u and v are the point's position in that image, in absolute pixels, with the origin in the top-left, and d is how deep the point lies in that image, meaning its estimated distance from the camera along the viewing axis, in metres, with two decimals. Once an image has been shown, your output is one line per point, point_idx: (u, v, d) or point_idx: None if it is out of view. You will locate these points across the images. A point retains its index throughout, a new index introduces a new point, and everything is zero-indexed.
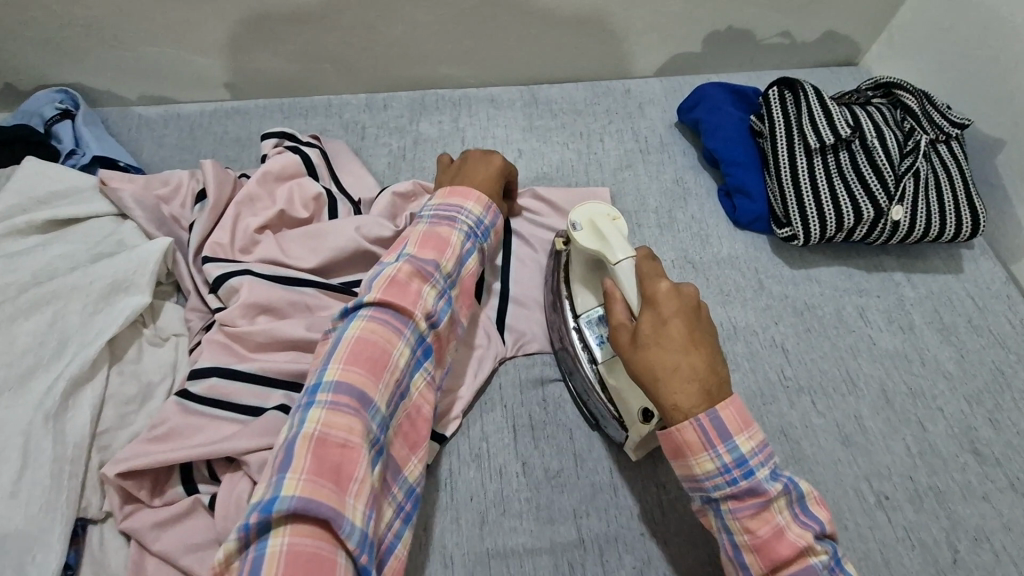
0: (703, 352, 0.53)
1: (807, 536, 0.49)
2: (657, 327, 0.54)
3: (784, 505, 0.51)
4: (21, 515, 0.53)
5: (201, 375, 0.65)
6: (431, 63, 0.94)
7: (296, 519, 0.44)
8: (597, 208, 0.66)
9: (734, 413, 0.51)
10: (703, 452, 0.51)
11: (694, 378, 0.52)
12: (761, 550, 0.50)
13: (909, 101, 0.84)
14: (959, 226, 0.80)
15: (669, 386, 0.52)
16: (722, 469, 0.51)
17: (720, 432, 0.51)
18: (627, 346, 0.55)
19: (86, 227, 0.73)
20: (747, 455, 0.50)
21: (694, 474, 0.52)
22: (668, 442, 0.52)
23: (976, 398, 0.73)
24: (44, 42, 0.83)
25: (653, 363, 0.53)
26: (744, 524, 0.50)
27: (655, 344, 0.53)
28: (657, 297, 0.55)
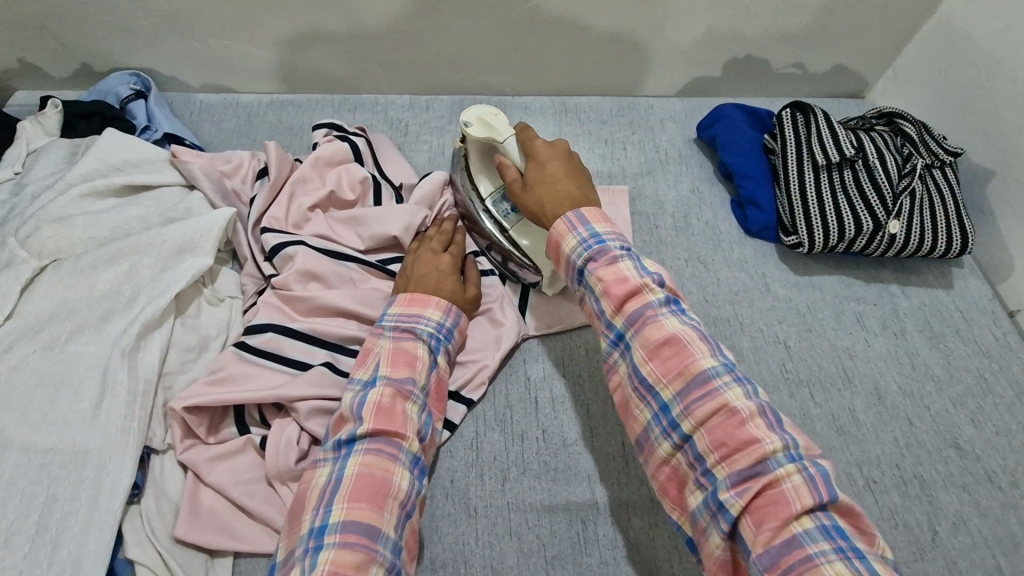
0: (576, 181, 0.71)
1: (688, 331, 0.57)
2: (541, 171, 0.72)
3: (673, 317, 0.58)
4: (101, 435, 0.60)
5: (257, 331, 0.71)
6: (472, 71, 1.02)
7: (365, 452, 0.58)
8: (482, 107, 0.79)
9: (594, 211, 0.66)
10: (569, 235, 0.65)
11: (567, 198, 0.69)
12: (648, 346, 0.57)
13: (909, 129, 0.92)
14: (950, 243, 0.88)
15: (552, 206, 0.69)
16: (582, 243, 0.64)
17: (581, 219, 0.65)
18: (519, 190, 0.73)
19: (157, 194, 0.80)
20: (604, 235, 0.64)
21: (568, 258, 0.65)
22: (550, 243, 0.68)
23: (960, 401, 0.80)
24: (124, 30, 0.92)
25: (539, 193, 0.70)
26: (628, 319, 0.59)
27: (539, 184, 0.71)
28: (540, 148, 0.74)
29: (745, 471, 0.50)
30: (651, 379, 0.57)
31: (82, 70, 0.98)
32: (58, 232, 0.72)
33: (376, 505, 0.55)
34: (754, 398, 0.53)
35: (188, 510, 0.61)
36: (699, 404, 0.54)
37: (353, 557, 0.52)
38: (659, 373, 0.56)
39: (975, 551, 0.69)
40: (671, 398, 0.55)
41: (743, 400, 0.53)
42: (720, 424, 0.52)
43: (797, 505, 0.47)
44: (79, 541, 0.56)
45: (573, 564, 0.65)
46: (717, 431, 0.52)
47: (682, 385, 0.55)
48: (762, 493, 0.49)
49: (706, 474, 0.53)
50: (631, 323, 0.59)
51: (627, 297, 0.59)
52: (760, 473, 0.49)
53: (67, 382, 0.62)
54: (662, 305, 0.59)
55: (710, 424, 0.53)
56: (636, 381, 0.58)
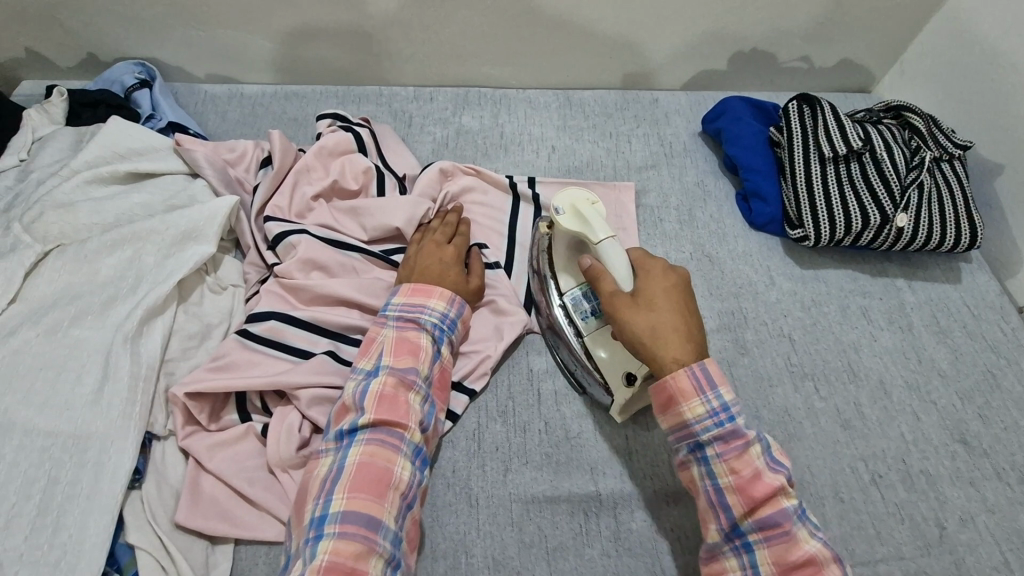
0: (693, 325, 0.63)
1: (777, 475, 0.56)
2: (655, 290, 0.64)
3: (758, 448, 0.57)
4: (103, 420, 0.60)
5: (260, 318, 0.71)
6: (476, 63, 1.02)
7: (366, 442, 0.58)
8: (579, 194, 0.71)
9: (718, 369, 0.59)
10: (694, 398, 0.57)
11: (682, 333, 0.61)
12: (739, 484, 0.56)
13: (916, 122, 0.92)
14: (958, 236, 0.87)
15: (667, 345, 0.60)
16: (711, 413, 0.57)
17: (710, 380, 0.58)
18: (625, 305, 0.63)
19: (161, 181, 0.80)
20: (731, 404, 0.57)
21: (684, 421, 0.58)
22: (660, 392, 0.59)
23: (967, 396, 0.79)
24: (129, 19, 0.92)
25: (644, 318, 0.62)
26: (728, 465, 0.56)
27: (651, 307, 0.63)
28: (651, 271, 0.66)
29: None
30: (736, 513, 0.56)
31: (88, 59, 0.98)
32: (62, 217, 0.72)
33: (377, 496, 0.55)
34: (824, 541, 0.55)
35: (189, 496, 0.61)
36: (779, 543, 0.54)
37: (352, 547, 0.52)
38: (743, 507, 0.55)
39: (981, 547, 0.68)
40: (751, 532, 0.55)
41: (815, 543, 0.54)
42: None
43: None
44: (79, 524, 0.56)
45: (574, 556, 0.64)
46: (792, 569, 0.54)
47: (768, 526, 0.55)
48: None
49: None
50: (718, 448, 0.57)
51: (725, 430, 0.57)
52: None
53: (70, 367, 0.62)
54: (754, 441, 0.57)
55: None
56: (712, 498, 0.57)
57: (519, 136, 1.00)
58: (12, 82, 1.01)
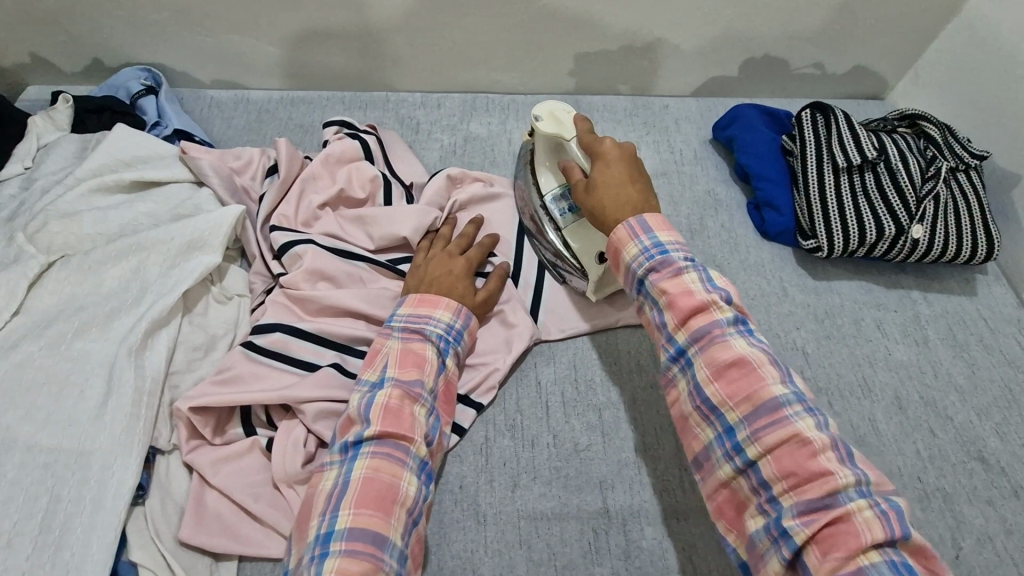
0: (638, 185, 0.67)
1: (756, 354, 0.54)
2: (605, 172, 0.68)
3: (740, 338, 0.55)
4: (106, 434, 0.59)
5: (266, 330, 0.70)
6: (484, 69, 1.01)
7: (372, 456, 0.57)
8: (558, 105, 0.79)
9: (656, 218, 0.62)
10: (631, 243, 0.61)
11: (627, 202, 0.65)
12: (714, 364, 0.54)
13: (932, 131, 0.90)
14: (975, 249, 0.85)
15: (610, 210, 0.65)
16: (644, 252, 0.60)
17: (644, 226, 0.61)
18: (582, 191, 0.69)
19: (166, 190, 0.79)
20: (667, 244, 0.60)
21: (626, 267, 0.62)
22: (610, 249, 0.64)
23: (985, 412, 0.78)
24: (136, 25, 0.91)
25: (599, 196, 0.66)
26: (691, 337, 0.56)
27: (601, 187, 0.67)
28: (603, 151, 0.70)
29: (813, 500, 0.47)
30: (707, 389, 0.54)
31: (94, 64, 0.98)
32: (67, 227, 0.71)
33: (383, 512, 0.54)
34: (814, 416, 0.51)
35: (193, 512, 0.60)
36: (766, 429, 0.51)
37: (359, 566, 0.51)
38: (724, 392, 0.53)
39: (1001, 569, 0.67)
40: (740, 425, 0.52)
41: (812, 429, 0.50)
42: (791, 451, 0.49)
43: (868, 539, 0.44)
44: (82, 542, 0.55)
45: (584, 575, 0.63)
46: (777, 446, 0.50)
47: (752, 409, 0.52)
48: (842, 549, 0.45)
49: (769, 501, 0.50)
50: (695, 340, 0.56)
51: (693, 310, 0.56)
52: (830, 506, 0.47)
53: (73, 380, 0.62)
54: (732, 328, 0.55)
55: (774, 448, 0.50)
56: (699, 400, 0.55)
57: (527, 143, 0.99)
58: (18, 87, 1.01)
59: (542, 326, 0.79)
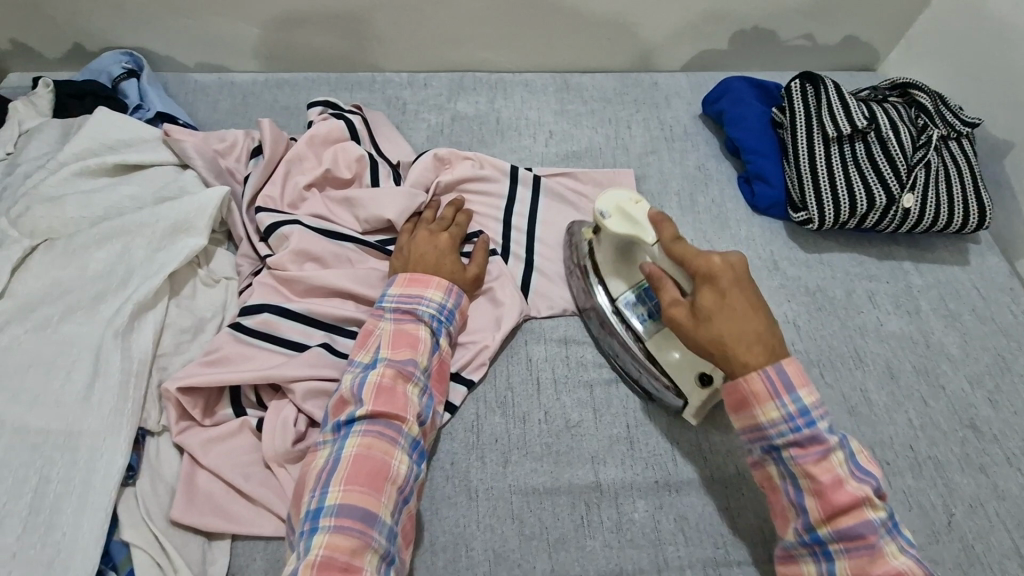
0: (761, 314, 0.57)
1: (866, 491, 0.53)
2: (718, 300, 0.58)
3: (839, 452, 0.54)
4: (95, 416, 0.59)
5: (253, 311, 0.69)
6: (471, 47, 0.99)
7: (363, 435, 0.57)
8: (620, 194, 0.67)
9: (790, 361, 0.56)
10: (771, 402, 0.55)
11: (756, 335, 0.57)
12: (825, 499, 0.53)
13: (924, 99, 0.89)
14: (966, 217, 0.85)
15: (737, 350, 0.56)
16: (786, 418, 0.55)
17: (786, 383, 0.55)
18: (689, 324, 0.58)
19: (150, 173, 0.78)
20: (811, 406, 0.54)
21: (757, 422, 0.56)
22: (734, 393, 0.57)
23: (977, 380, 0.78)
24: (114, 7, 0.89)
25: (721, 330, 0.57)
26: (805, 469, 0.54)
27: (716, 316, 0.57)
28: (710, 272, 0.58)
29: None
30: (812, 517, 0.54)
31: (74, 49, 0.96)
32: (50, 211, 0.70)
33: (373, 489, 0.55)
34: (914, 557, 0.52)
35: (184, 491, 0.60)
36: (872, 572, 0.52)
37: (348, 541, 0.51)
38: (823, 514, 0.53)
39: (991, 534, 0.67)
40: (831, 541, 0.53)
41: (901, 556, 0.52)
42: None
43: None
44: (73, 523, 0.55)
45: (576, 548, 0.63)
46: (862, 559, 0.52)
47: (849, 535, 0.52)
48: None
49: None
50: (797, 458, 0.55)
51: (797, 429, 0.54)
52: None
53: (59, 363, 0.61)
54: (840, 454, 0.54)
55: None
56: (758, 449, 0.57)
57: (516, 121, 0.98)
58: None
59: (532, 303, 0.78)
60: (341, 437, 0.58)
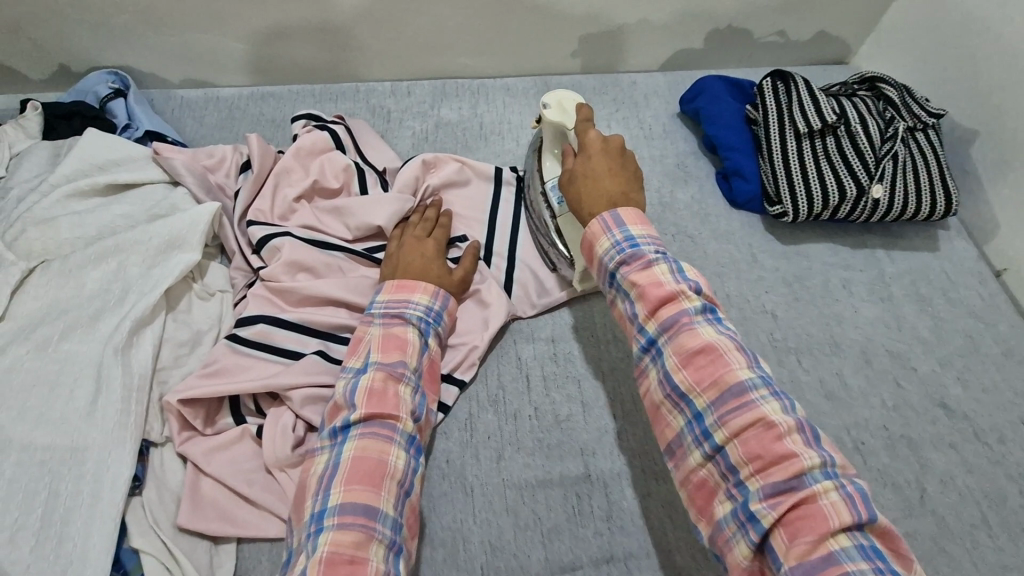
0: (620, 178, 0.69)
1: (722, 339, 0.55)
2: (588, 164, 0.70)
3: (739, 358, 0.54)
4: (99, 431, 0.61)
5: (249, 322, 0.71)
6: (452, 54, 1.01)
7: (359, 437, 0.60)
8: (567, 94, 0.80)
9: (631, 213, 0.64)
10: (603, 237, 0.64)
11: (602, 197, 0.67)
12: (682, 353, 0.55)
13: (891, 93, 0.92)
14: (934, 205, 0.88)
15: (586, 203, 0.68)
16: (615, 245, 0.62)
17: (616, 220, 0.63)
18: (564, 184, 0.71)
19: (142, 191, 0.80)
20: (668, 272, 0.59)
21: (601, 260, 0.64)
22: (584, 242, 0.66)
23: (948, 361, 0.81)
24: (98, 27, 0.91)
25: (578, 187, 0.69)
26: (673, 342, 0.56)
27: (581, 178, 0.70)
28: (588, 143, 0.72)
29: (780, 483, 0.48)
30: (677, 376, 0.55)
31: (60, 70, 0.98)
32: (44, 233, 0.72)
33: (373, 486, 0.57)
34: (789, 412, 0.51)
35: (190, 499, 0.63)
36: (733, 413, 0.52)
37: (351, 536, 0.54)
38: (691, 378, 0.54)
39: (963, 507, 0.71)
40: (698, 398, 0.54)
41: (777, 412, 0.51)
42: (756, 435, 0.50)
43: (834, 523, 0.45)
44: (83, 534, 0.57)
45: (569, 537, 0.66)
46: (783, 496, 0.48)
47: (713, 390, 0.53)
48: (781, 479, 0.48)
49: (736, 484, 0.51)
50: (710, 398, 0.53)
51: (662, 300, 0.58)
52: (795, 488, 0.47)
53: (62, 380, 0.63)
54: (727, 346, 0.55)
55: (748, 437, 0.50)
56: (667, 388, 0.56)
57: (499, 126, 1.00)
58: None
59: (517, 303, 0.81)
60: (338, 441, 0.60)
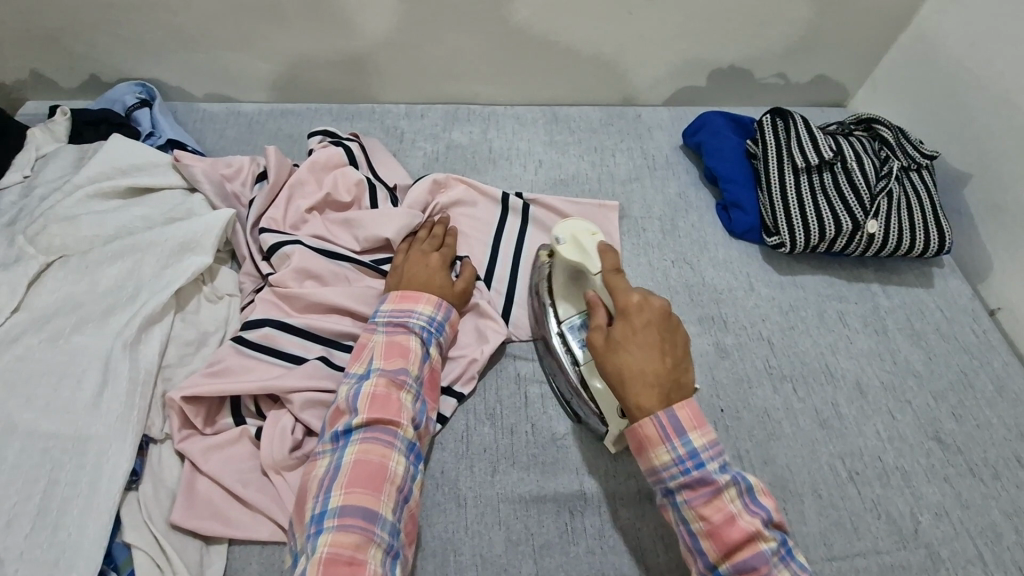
0: (668, 360, 0.61)
1: (765, 534, 0.55)
2: (630, 333, 0.62)
3: (731, 487, 0.57)
4: (103, 423, 0.62)
5: (255, 325, 0.73)
6: (465, 82, 1.05)
7: (361, 441, 0.60)
8: (580, 224, 0.72)
9: (688, 411, 0.59)
10: (660, 445, 0.58)
11: (654, 388, 0.59)
12: (725, 548, 0.55)
13: (886, 134, 0.96)
14: (928, 242, 0.90)
15: (634, 388, 0.60)
16: (677, 460, 0.57)
17: (676, 428, 0.58)
18: (602, 348, 0.63)
19: (160, 196, 0.83)
20: (699, 449, 0.57)
21: (654, 466, 0.59)
22: (632, 436, 0.59)
23: (941, 395, 0.82)
24: (131, 42, 0.96)
25: (620, 364, 0.61)
26: (699, 512, 0.56)
27: (625, 347, 0.62)
28: (628, 309, 0.63)
29: None
30: (710, 557, 0.56)
31: (91, 80, 1.02)
32: (64, 230, 0.75)
33: (374, 490, 0.58)
34: None
35: (184, 497, 0.63)
36: None
37: (351, 538, 0.54)
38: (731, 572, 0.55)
39: (957, 541, 0.71)
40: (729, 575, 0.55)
41: None
42: None
43: None
44: (78, 524, 0.58)
45: (560, 553, 0.66)
46: None
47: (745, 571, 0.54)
48: None
49: None
50: (706, 523, 0.56)
51: (715, 509, 0.56)
52: None
53: (70, 372, 0.65)
54: (775, 551, 0.55)
55: None
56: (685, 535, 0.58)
57: (508, 151, 1.04)
58: (17, 102, 1.05)
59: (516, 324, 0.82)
60: (341, 444, 0.61)
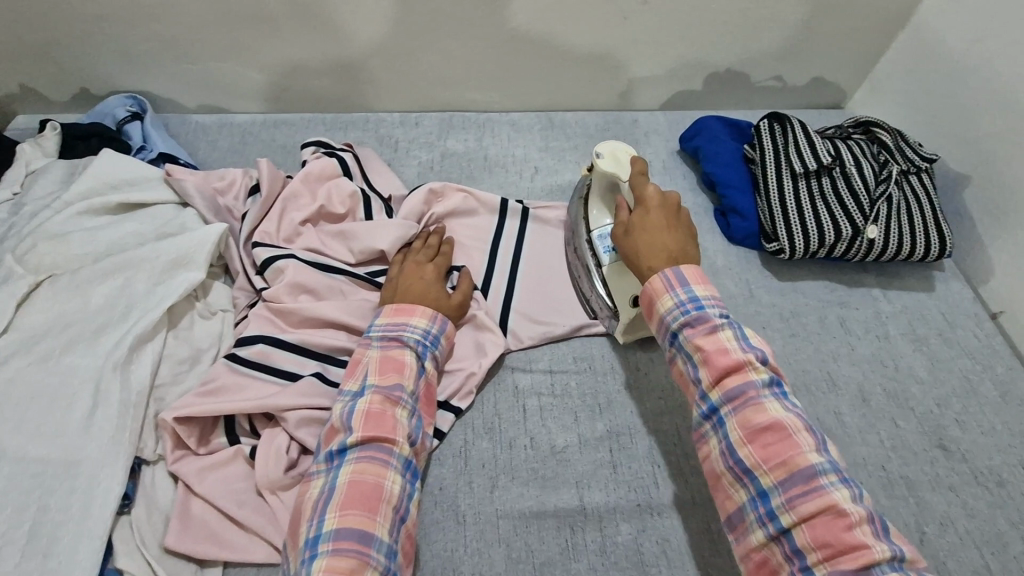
0: (678, 237, 0.71)
1: (792, 418, 0.56)
2: (644, 219, 0.72)
3: (842, 488, 0.52)
4: (94, 446, 0.61)
5: (248, 342, 0.72)
6: (460, 89, 1.04)
7: (356, 461, 0.59)
8: (618, 145, 0.81)
9: (694, 272, 0.66)
10: (666, 294, 0.65)
11: (662, 256, 0.69)
12: (750, 428, 0.56)
13: (884, 137, 0.95)
14: (928, 247, 0.90)
15: (648, 258, 0.69)
16: (678, 305, 0.64)
17: (680, 280, 0.65)
18: (621, 235, 0.74)
19: (152, 211, 0.82)
20: (702, 300, 0.63)
21: (660, 317, 0.65)
22: (644, 297, 0.67)
23: (945, 401, 0.81)
24: (121, 54, 0.95)
25: (636, 242, 0.71)
26: (743, 417, 0.57)
27: (638, 231, 0.72)
28: (646, 199, 0.74)
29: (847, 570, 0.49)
30: (748, 460, 0.56)
31: (81, 93, 1.01)
32: (54, 248, 0.74)
33: (369, 511, 0.57)
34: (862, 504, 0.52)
35: (178, 520, 0.62)
36: (803, 498, 0.52)
37: (346, 562, 0.53)
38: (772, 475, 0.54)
39: (964, 551, 0.70)
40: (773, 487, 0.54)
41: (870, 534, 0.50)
42: (827, 522, 0.51)
43: None
44: (69, 550, 0.57)
45: (561, 570, 0.65)
46: None
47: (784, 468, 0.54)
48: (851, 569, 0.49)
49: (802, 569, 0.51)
50: (729, 400, 0.58)
51: (728, 370, 0.59)
52: None
53: (61, 395, 0.64)
54: (828, 471, 0.53)
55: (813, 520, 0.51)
56: (731, 459, 0.57)
57: (504, 158, 1.03)
58: (7, 116, 1.04)
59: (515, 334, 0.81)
60: (336, 464, 0.60)
